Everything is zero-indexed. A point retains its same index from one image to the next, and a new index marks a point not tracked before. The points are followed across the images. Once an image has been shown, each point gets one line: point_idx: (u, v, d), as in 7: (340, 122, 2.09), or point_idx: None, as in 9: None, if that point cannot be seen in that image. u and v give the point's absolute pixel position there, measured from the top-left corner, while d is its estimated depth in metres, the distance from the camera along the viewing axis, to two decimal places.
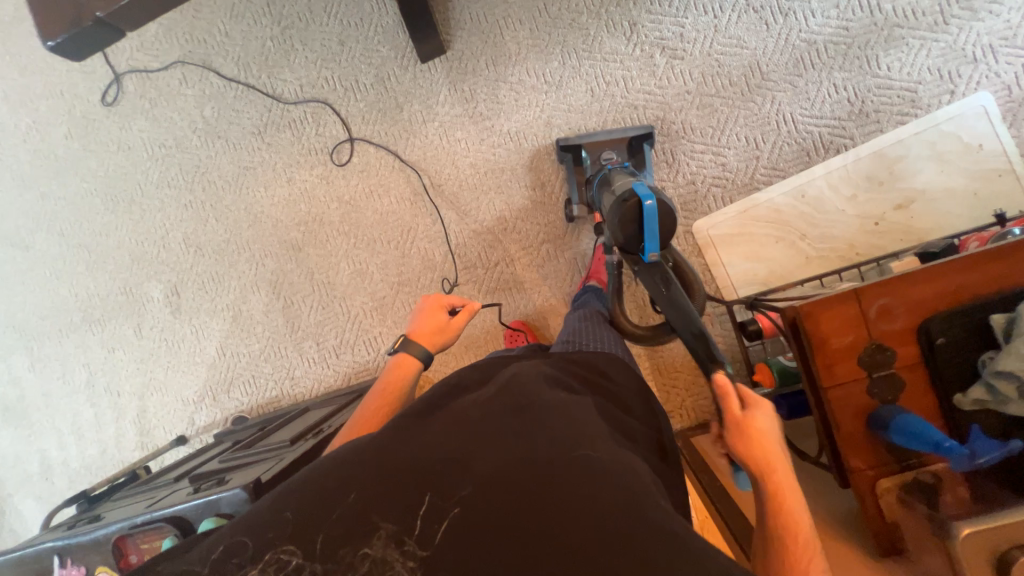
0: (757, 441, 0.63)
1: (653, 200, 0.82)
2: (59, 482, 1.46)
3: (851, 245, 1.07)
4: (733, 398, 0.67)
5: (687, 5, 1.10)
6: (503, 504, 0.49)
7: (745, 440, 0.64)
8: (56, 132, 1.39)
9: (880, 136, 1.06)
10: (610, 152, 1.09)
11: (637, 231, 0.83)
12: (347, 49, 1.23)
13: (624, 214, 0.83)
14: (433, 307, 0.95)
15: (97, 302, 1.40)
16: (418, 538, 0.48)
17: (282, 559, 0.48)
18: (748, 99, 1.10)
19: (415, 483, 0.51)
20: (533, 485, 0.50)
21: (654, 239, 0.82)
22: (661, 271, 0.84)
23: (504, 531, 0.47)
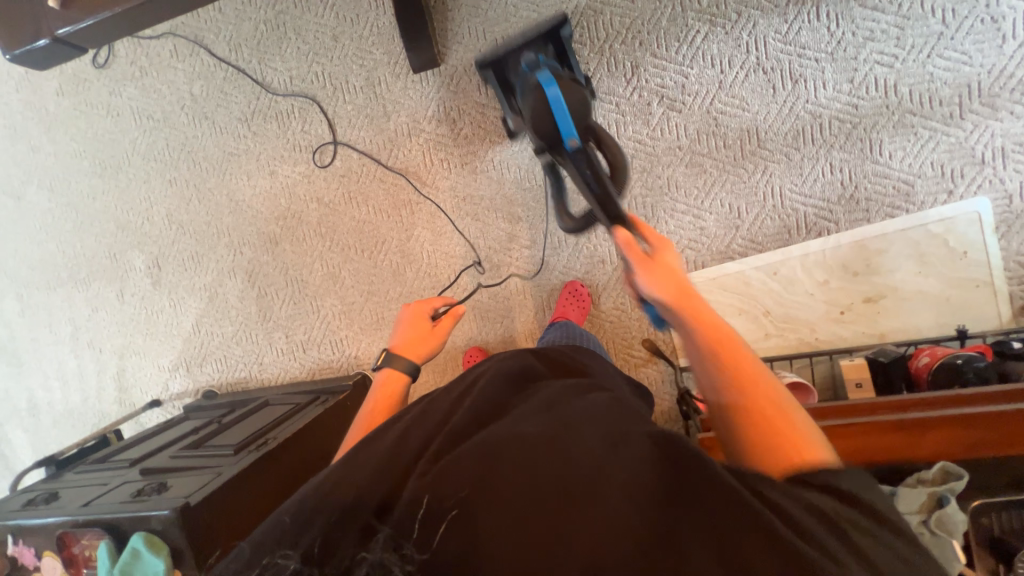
0: (664, 271, 0.62)
1: (556, 86, 0.77)
2: (44, 420, 1.57)
3: (812, 330, 1.06)
4: (632, 247, 0.65)
5: (695, 54, 1.04)
6: (473, 482, 0.45)
7: (653, 274, 0.62)
8: (47, 85, 1.37)
9: (865, 225, 1.03)
10: (530, 56, 0.86)
11: (550, 124, 0.78)
12: (340, 46, 1.19)
13: (534, 112, 0.79)
14: (414, 316, 0.97)
15: (84, 261, 1.45)
16: (417, 542, 0.43)
17: (280, 565, 0.44)
18: (740, 165, 1.05)
19: (379, 489, 0.48)
20: (487, 465, 0.45)
21: (569, 123, 0.77)
22: (586, 154, 0.79)
23: (484, 520, 0.43)
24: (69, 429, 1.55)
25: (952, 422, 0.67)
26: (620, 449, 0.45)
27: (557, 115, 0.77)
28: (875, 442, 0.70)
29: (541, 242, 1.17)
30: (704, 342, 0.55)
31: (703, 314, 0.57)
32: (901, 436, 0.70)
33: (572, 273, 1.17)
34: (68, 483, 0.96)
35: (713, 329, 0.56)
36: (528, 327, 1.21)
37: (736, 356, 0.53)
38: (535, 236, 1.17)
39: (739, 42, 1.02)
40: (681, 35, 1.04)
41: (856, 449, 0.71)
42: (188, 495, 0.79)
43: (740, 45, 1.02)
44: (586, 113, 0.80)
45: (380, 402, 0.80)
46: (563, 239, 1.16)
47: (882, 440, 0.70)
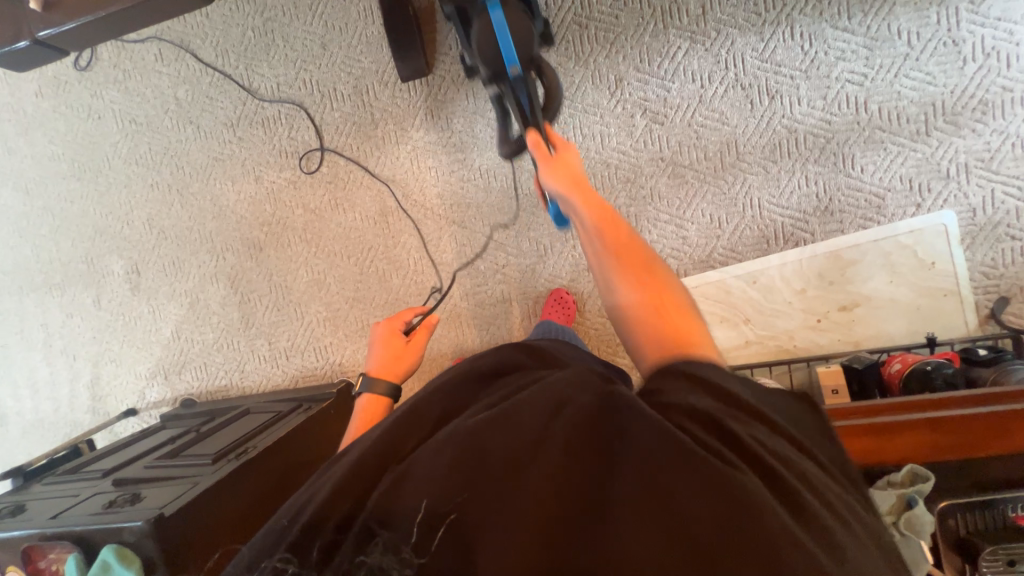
0: (566, 166, 0.73)
1: (503, 14, 0.82)
2: (12, 430, 1.51)
3: (790, 337, 1.09)
4: (542, 148, 0.75)
5: (676, 69, 1.07)
6: (447, 477, 0.42)
7: (556, 167, 0.72)
8: (27, 87, 1.35)
9: (839, 236, 1.06)
10: None
11: (494, 47, 0.83)
12: (328, 54, 1.19)
13: (479, 35, 0.83)
14: (387, 334, 0.98)
15: (60, 266, 1.41)
16: (414, 545, 0.41)
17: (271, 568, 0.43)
18: (720, 177, 1.08)
19: (352, 495, 0.46)
20: (461, 457, 0.43)
21: (511, 50, 0.82)
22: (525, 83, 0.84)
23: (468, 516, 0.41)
24: (39, 440, 1.49)
25: (927, 425, 0.69)
26: (592, 420, 0.42)
27: (500, 40, 0.82)
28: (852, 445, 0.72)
29: (527, 250, 1.19)
30: (601, 238, 0.64)
31: (600, 214, 0.66)
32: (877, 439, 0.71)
33: (557, 281, 1.19)
34: (37, 494, 0.93)
35: (610, 229, 0.64)
36: (514, 335, 1.22)
37: (615, 224, 0.65)
38: (521, 244, 1.19)
39: (718, 59, 1.05)
40: (663, 50, 1.07)
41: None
42: (164, 506, 0.77)
43: (719, 61, 1.05)
44: (530, 45, 0.86)
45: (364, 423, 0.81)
46: (549, 247, 1.17)
47: (858, 443, 0.72)
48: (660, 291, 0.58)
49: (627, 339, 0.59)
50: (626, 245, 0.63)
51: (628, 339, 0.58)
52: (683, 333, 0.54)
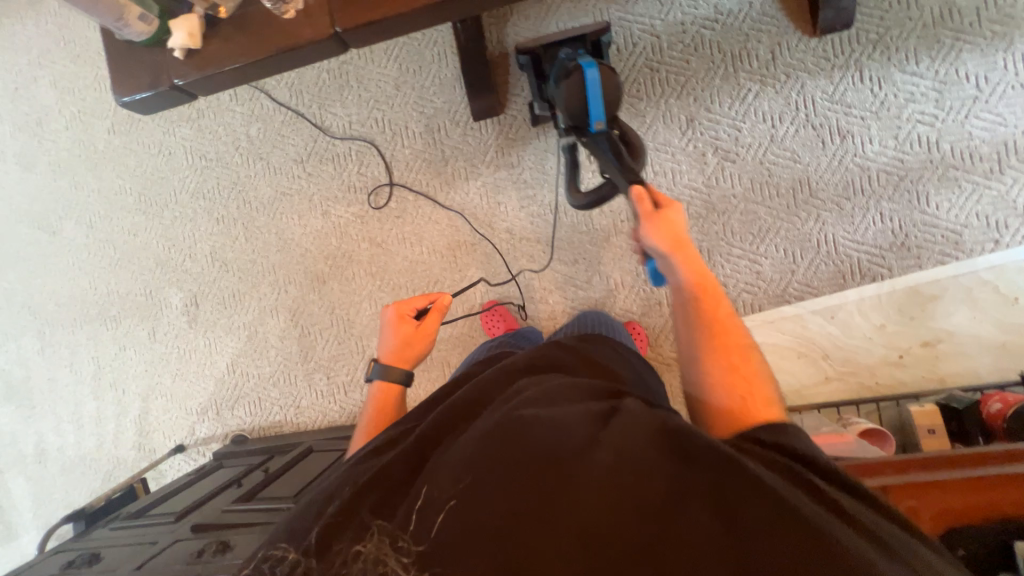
0: (671, 227, 0.66)
1: (594, 70, 0.82)
2: (52, 467, 1.46)
3: (872, 373, 1.07)
4: (646, 200, 0.69)
5: (747, 110, 1.10)
6: (460, 477, 0.47)
7: (660, 228, 0.66)
8: (98, 124, 1.38)
9: (918, 271, 1.06)
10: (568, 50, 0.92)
11: (581, 102, 0.83)
12: (401, 95, 1.23)
13: (568, 88, 0.83)
14: (397, 319, 0.90)
15: (117, 299, 1.41)
16: (414, 536, 0.46)
17: (278, 556, 0.49)
18: (794, 214, 1.10)
19: (369, 488, 0.52)
20: (477, 461, 0.48)
21: (598, 107, 0.83)
22: (609, 138, 0.84)
23: (470, 520, 0.44)
24: (79, 477, 1.44)
25: None
26: (596, 439, 0.47)
27: (589, 97, 0.83)
28: (1003, 497, 0.66)
29: (597, 283, 1.18)
30: (695, 314, 0.61)
31: (699, 287, 0.62)
32: (992, 494, 0.66)
33: (627, 316, 1.17)
34: (106, 540, 0.88)
35: (708, 303, 0.62)
36: None
37: (719, 311, 0.61)
38: (591, 277, 1.18)
39: (789, 100, 1.09)
40: (733, 92, 1.11)
41: (927, 507, 0.67)
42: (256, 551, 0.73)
43: (790, 103, 1.09)
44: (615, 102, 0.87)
45: (376, 416, 0.78)
46: (619, 282, 1.17)
47: (943, 497, 0.67)
48: (751, 381, 0.56)
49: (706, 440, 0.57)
50: (724, 325, 0.60)
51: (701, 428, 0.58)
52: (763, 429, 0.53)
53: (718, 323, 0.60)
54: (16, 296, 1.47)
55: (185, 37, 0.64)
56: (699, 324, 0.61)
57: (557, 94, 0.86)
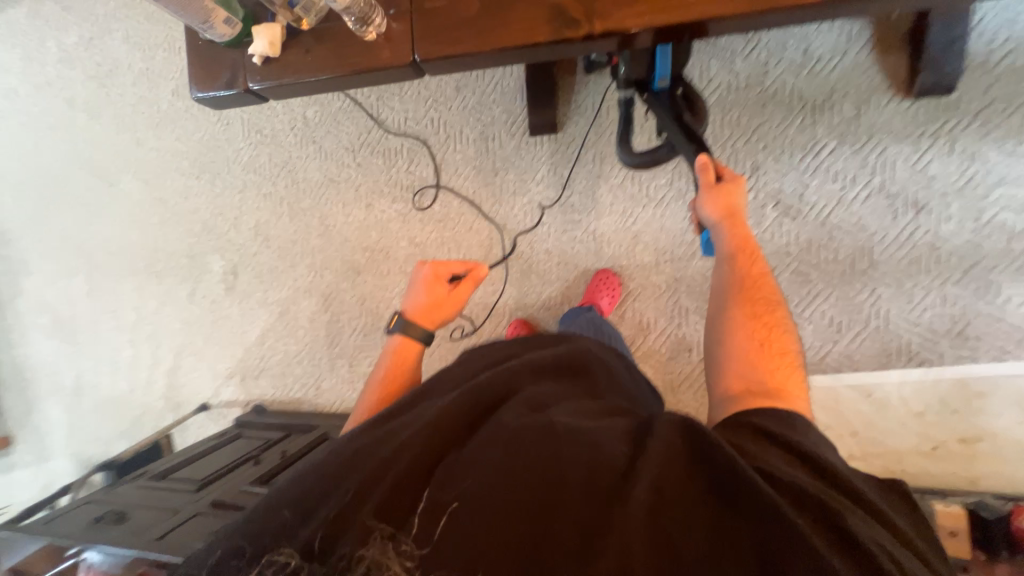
0: (728, 195, 0.69)
1: None
2: (87, 403, 1.55)
3: (899, 459, 1.03)
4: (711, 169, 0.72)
5: (818, 167, 1.04)
6: (477, 481, 0.45)
7: (716, 193, 0.70)
8: (164, 85, 1.41)
9: (971, 364, 1.00)
10: None
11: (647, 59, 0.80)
12: (460, 98, 1.21)
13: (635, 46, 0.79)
14: (431, 280, 0.86)
15: (162, 256, 1.46)
16: (415, 538, 0.43)
17: (280, 562, 0.45)
18: (848, 282, 1.05)
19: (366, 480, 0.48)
20: (498, 469, 0.46)
21: (666, 66, 0.79)
22: (673, 96, 0.82)
23: (485, 531, 0.42)
24: (110, 416, 1.53)
25: None
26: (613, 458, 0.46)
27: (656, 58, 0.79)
28: None
29: (628, 319, 1.16)
30: (735, 269, 0.64)
31: (744, 249, 0.65)
32: None
33: (654, 357, 1.15)
34: (134, 499, 0.95)
35: (748, 265, 0.64)
36: None
37: (756, 271, 0.63)
38: (623, 312, 1.16)
39: (866, 163, 1.03)
40: (807, 146, 1.05)
41: None
42: None
43: (866, 166, 1.03)
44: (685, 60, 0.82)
45: (392, 372, 0.78)
46: (652, 322, 1.14)
47: None
48: (773, 337, 0.57)
49: (716, 387, 0.58)
50: (756, 281, 0.62)
51: (714, 373, 0.58)
52: (780, 382, 0.53)
53: (750, 278, 0.63)
54: (70, 237, 1.52)
55: (266, 45, 0.63)
56: (732, 274, 0.63)
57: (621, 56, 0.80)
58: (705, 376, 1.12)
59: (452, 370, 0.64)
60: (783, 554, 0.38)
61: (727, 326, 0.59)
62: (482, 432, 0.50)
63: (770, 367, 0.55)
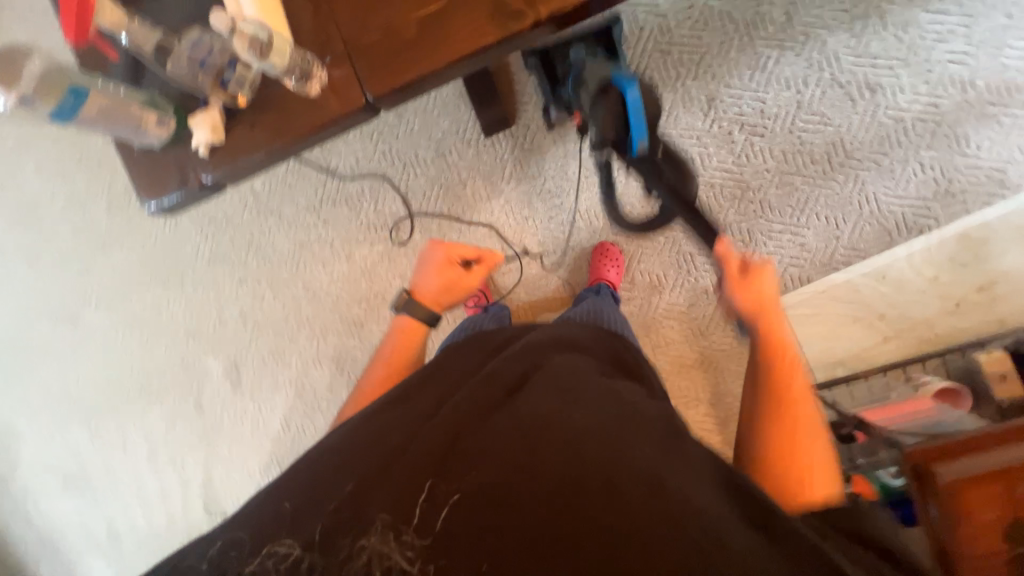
0: (761, 288, 0.72)
1: (635, 88, 0.74)
2: (128, 548, 1.46)
3: (930, 325, 1.05)
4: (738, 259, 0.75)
5: (769, 80, 1.06)
6: (475, 476, 0.49)
7: (749, 286, 0.72)
8: (95, 205, 1.33)
9: (964, 217, 1.03)
10: (579, 48, 0.87)
11: (620, 120, 0.76)
12: (404, 122, 1.18)
13: (605, 108, 0.76)
14: (444, 261, 0.86)
15: (155, 377, 1.38)
16: (414, 528, 0.47)
17: (280, 553, 0.48)
18: (831, 179, 1.06)
19: (372, 474, 0.51)
20: (502, 462, 0.49)
21: (641, 126, 0.75)
22: (653, 159, 0.77)
23: (490, 520, 0.47)
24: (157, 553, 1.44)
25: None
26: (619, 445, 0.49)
27: (630, 117, 0.75)
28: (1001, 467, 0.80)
29: (639, 282, 1.15)
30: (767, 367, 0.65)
31: (778, 349, 0.67)
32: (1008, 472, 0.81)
33: (675, 309, 1.15)
34: None
35: (783, 365, 0.65)
36: None
37: (791, 371, 0.64)
38: (632, 277, 1.15)
39: (811, 62, 1.04)
40: (752, 63, 1.06)
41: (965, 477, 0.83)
42: None
43: (812, 64, 1.04)
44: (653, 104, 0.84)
45: (399, 353, 0.81)
46: (662, 276, 1.14)
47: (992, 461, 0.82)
48: (802, 436, 0.59)
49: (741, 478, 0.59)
50: (794, 389, 0.62)
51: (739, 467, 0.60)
52: (809, 481, 0.55)
53: (787, 384, 0.63)
54: (52, 390, 1.42)
55: (208, 133, 0.59)
56: (765, 371, 0.65)
57: (593, 117, 0.77)
58: None
59: (456, 354, 0.65)
60: (794, 543, 0.45)
61: (757, 423, 0.61)
62: (490, 425, 0.52)
63: (799, 467, 0.56)
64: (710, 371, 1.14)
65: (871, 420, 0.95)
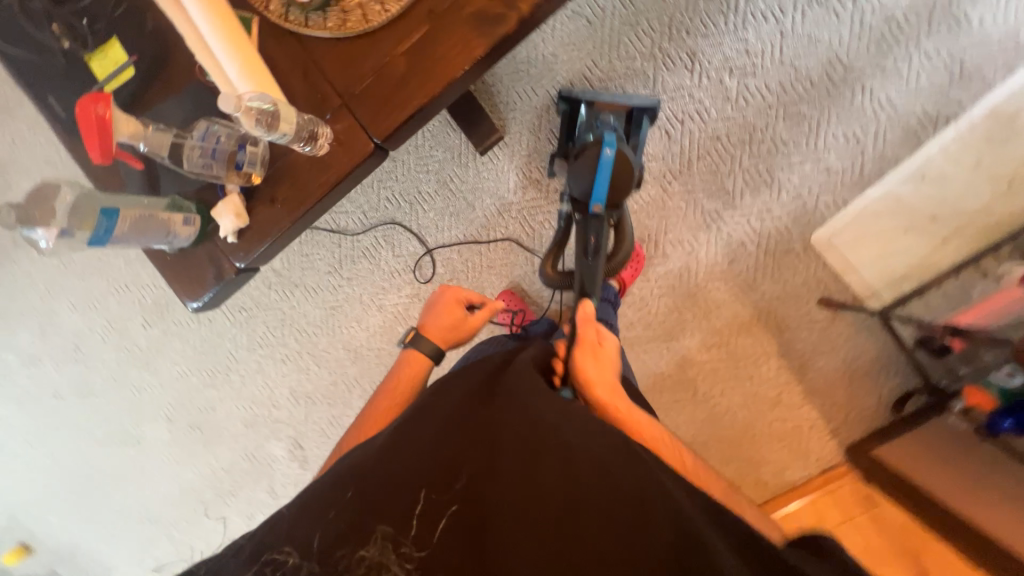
0: (603, 357, 0.71)
1: (613, 150, 0.80)
2: None
3: (989, 212, 0.99)
4: (589, 325, 0.74)
5: (745, 19, 1.04)
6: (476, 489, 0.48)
7: (596, 356, 0.70)
8: (132, 324, 1.36)
9: (989, 94, 0.98)
10: (609, 116, 0.95)
11: (588, 177, 0.81)
12: (400, 164, 1.19)
13: (582, 161, 0.82)
14: (449, 303, 0.81)
15: (225, 474, 1.39)
16: (414, 539, 0.46)
17: (280, 559, 0.45)
18: (838, 96, 1.03)
19: (380, 485, 0.48)
20: (507, 476, 0.49)
21: (602, 189, 0.81)
22: (597, 226, 0.82)
23: (483, 532, 0.46)
24: None
25: None
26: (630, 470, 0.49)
27: (599, 175, 0.80)
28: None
29: (673, 253, 1.11)
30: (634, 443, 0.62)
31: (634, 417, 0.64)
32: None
33: (717, 270, 1.10)
34: None
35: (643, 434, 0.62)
36: (695, 345, 1.12)
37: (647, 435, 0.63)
38: (664, 251, 1.11)
39: None
40: (724, 8, 1.04)
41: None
42: None
43: None
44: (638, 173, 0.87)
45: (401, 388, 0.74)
46: (694, 241, 1.10)
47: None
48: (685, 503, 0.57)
49: None
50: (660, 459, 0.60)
51: None
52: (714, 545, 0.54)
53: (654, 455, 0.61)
54: (131, 512, 1.43)
55: (233, 219, 0.60)
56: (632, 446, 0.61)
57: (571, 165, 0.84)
58: (773, 256, 1.08)
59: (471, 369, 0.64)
60: None
61: None
62: (499, 440, 0.52)
63: None
64: (771, 322, 1.10)
65: (959, 324, 0.90)
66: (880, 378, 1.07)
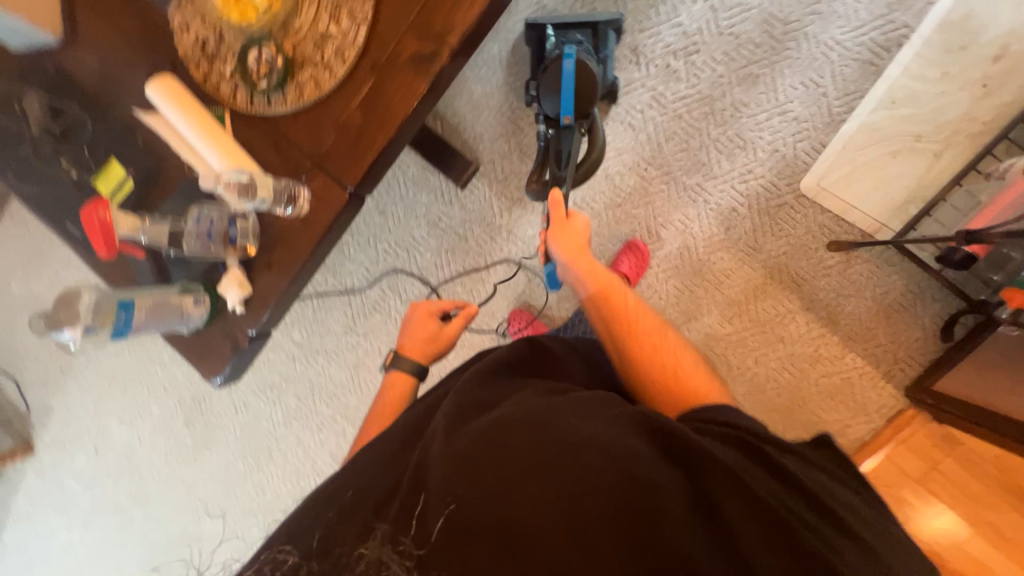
0: (571, 232, 0.84)
1: (573, 62, 0.88)
2: None
3: (971, 117, 0.97)
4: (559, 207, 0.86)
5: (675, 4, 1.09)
6: (463, 485, 0.48)
7: (564, 234, 0.83)
8: (176, 424, 1.42)
9: (934, 8, 0.99)
10: (574, 34, 1.00)
11: (557, 88, 0.90)
12: (390, 217, 1.26)
13: (549, 74, 0.91)
14: (421, 316, 0.83)
15: None
16: (414, 539, 0.47)
17: (282, 557, 0.52)
18: (784, 49, 1.06)
19: (379, 492, 0.52)
20: (492, 466, 0.49)
21: (569, 98, 0.88)
22: (570, 135, 0.91)
23: (473, 523, 0.47)
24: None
25: None
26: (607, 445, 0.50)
27: (566, 84, 0.89)
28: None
29: (669, 234, 1.12)
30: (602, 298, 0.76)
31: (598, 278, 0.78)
32: None
33: (717, 240, 1.10)
34: None
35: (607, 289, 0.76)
36: (716, 320, 1.10)
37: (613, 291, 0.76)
38: (659, 234, 1.12)
39: None
40: None
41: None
42: None
43: None
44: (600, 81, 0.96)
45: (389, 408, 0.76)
46: (685, 219, 1.11)
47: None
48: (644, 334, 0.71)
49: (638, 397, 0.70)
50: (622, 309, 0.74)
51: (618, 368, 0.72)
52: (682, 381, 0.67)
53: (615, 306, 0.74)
54: None
55: (237, 290, 0.64)
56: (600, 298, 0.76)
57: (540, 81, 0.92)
58: (767, 213, 1.08)
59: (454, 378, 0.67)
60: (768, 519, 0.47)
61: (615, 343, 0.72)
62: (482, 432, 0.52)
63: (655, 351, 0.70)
64: (785, 278, 1.07)
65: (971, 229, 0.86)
66: (915, 307, 1.02)
